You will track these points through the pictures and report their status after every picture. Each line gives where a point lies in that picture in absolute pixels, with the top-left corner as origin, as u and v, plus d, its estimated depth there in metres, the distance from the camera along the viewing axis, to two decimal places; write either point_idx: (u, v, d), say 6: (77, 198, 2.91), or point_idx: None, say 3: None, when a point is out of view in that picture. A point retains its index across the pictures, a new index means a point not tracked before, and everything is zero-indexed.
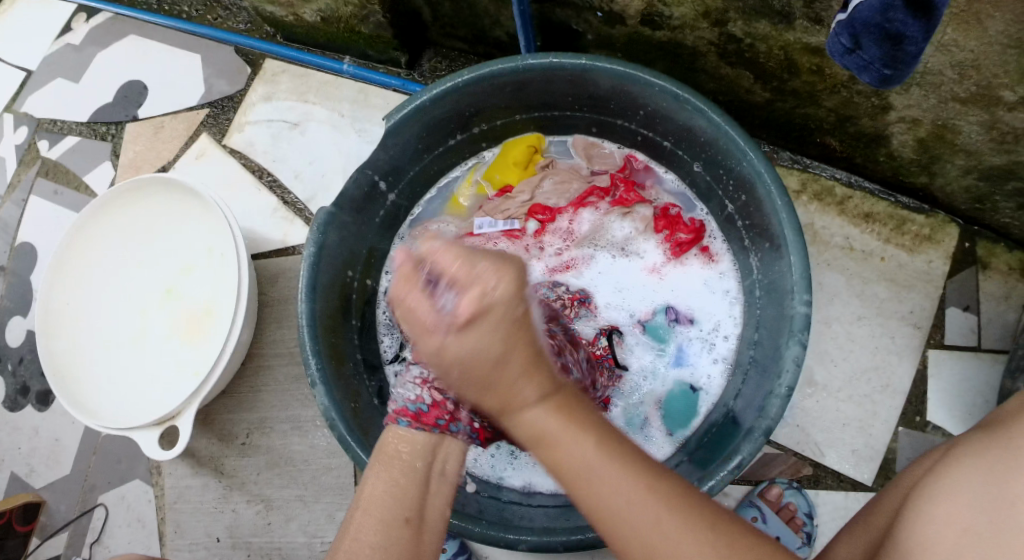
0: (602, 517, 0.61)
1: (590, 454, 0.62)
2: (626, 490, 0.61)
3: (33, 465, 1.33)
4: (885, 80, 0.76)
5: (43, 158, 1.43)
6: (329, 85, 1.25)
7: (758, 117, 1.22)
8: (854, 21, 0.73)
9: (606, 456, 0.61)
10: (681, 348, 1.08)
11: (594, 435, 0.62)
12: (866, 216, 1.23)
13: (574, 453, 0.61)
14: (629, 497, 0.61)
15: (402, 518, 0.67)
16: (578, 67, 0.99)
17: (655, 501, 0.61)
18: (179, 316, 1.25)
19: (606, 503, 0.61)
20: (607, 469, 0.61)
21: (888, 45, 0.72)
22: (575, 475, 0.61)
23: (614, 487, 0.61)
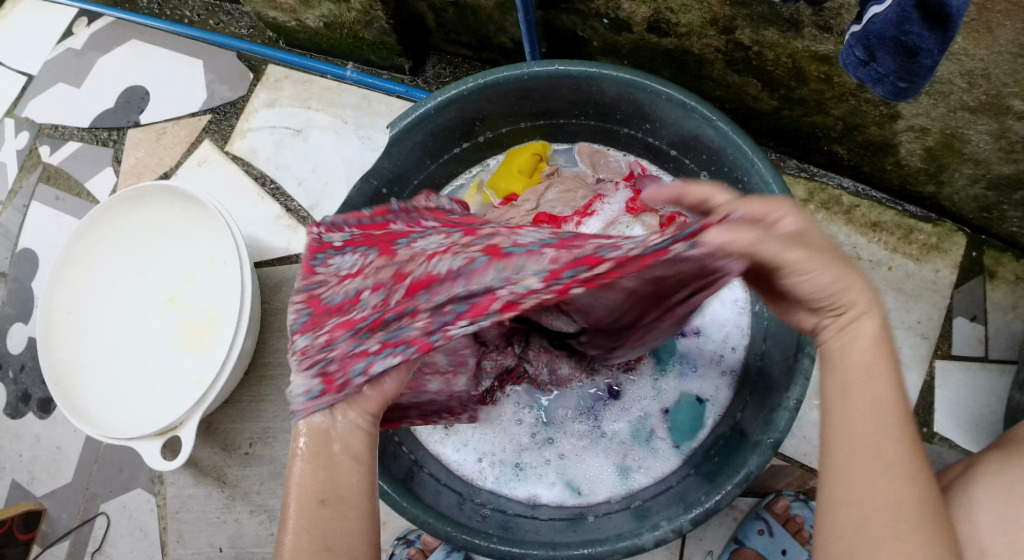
0: (856, 484, 0.59)
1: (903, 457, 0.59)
2: (896, 463, 0.59)
3: (34, 473, 1.32)
4: (899, 92, 0.75)
5: (44, 164, 1.42)
6: (332, 91, 1.24)
7: (765, 124, 1.21)
8: (869, 34, 0.72)
9: (871, 420, 0.61)
10: (688, 359, 1.07)
11: (884, 409, 0.61)
12: (873, 225, 1.23)
13: (852, 412, 0.61)
14: (881, 480, 0.58)
15: (319, 497, 0.63)
16: (585, 75, 0.98)
17: (894, 495, 0.57)
18: (182, 324, 1.24)
19: (874, 445, 0.60)
20: (850, 407, 0.62)
21: (903, 58, 0.71)
22: (849, 437, 0.61)
23: (847, 418, 0.61)
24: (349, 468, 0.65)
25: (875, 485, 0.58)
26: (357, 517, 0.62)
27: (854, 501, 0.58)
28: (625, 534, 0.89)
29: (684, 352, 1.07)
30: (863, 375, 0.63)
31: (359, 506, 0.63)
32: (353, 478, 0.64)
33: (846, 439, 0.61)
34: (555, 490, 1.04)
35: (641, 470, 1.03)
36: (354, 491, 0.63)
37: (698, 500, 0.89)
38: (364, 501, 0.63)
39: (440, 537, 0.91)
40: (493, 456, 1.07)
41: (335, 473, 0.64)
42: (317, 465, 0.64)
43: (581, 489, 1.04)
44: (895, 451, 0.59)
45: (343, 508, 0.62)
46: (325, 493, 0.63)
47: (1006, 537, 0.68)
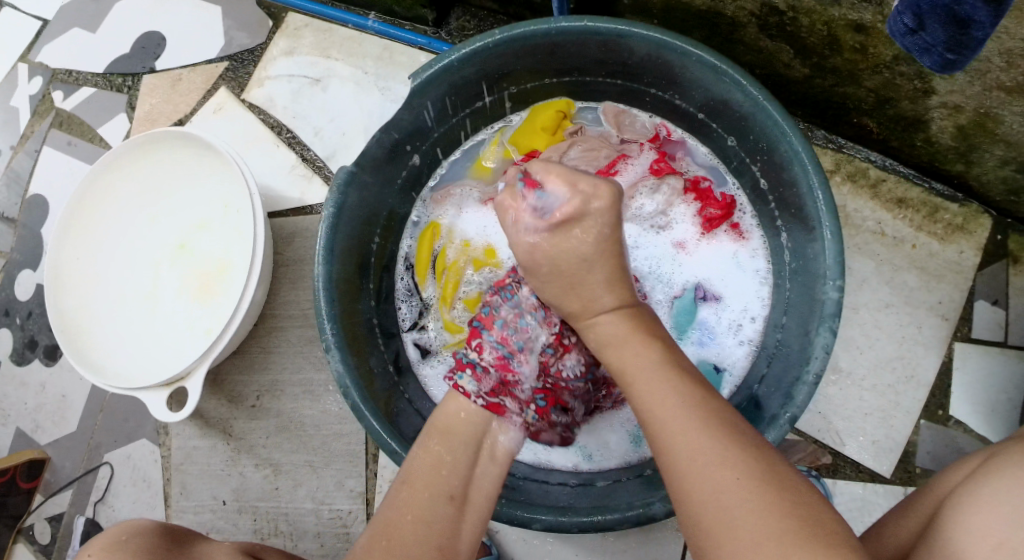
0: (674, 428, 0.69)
1: (739, 500, 0.64)
2: (739, 485, 0.65)
3: (39, 421, 1.31)
4: (946, 64, 0.75)
5: (58, 109, 1.40)
6: (352, 41, 1.21)
7: (793, 93, 1.18)
8: (920, 1, 0.71)
9: (710, 432, 0.68)
10: (706, 327, 1.05)
11: (721, 483, 0.65)
12: (899, 201, 1.20)
13: (687, 445, 0.68)
14: (712, 477, 0.66)
15: (447, 495, 0.78)
16: (614, 32, 0.95)
17: (746, 494, 0.65)
18: (191, 274, 1.22)
19: (720, 454, 0.67)
20: (695, 439, 0.68)
21: (954, 29, 0.70)
22: (684, 464, 0.67)
23: (668, 404, 0.71)
24: (480, 476, 0.81)
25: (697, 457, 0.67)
26: (472, 520, 0.78)
27: (709, 507, 0.65)
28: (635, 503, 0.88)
29: (706, 321, 1.05)
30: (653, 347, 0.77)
31: (475, 512, 0.79)
32: (474, 484, 0.80)
33: (686, 469, 0.67)
34: (568, 454, 1.03)
35: None
36: (475, 499, 0.80)
37: None
38: (482, 506, 0.80)
39: None
40: None
41: (442, 470, 0.80)
42: (454, 446, 0.82)
43: (592, 454, 1.03)
44: (740, 477, 0.65)
45: (462, 509, 0.78)
46: (453, 492, 0.78)
47: (1023, 528, 0.69)
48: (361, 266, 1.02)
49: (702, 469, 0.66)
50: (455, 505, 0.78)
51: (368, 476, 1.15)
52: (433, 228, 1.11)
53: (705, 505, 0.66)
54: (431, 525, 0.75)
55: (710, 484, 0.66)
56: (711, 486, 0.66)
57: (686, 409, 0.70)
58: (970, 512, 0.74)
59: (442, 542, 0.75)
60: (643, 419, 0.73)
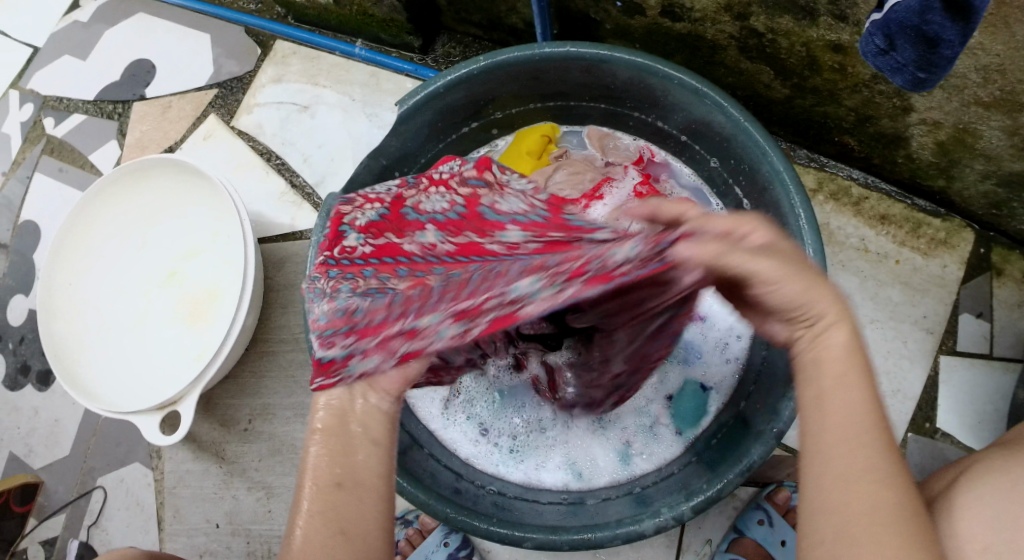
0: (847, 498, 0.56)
1: (885, 497, 0.56)
2: (868, 480, 0.56)
3: (32, 446, 1.32)
4: (918, 83, 0.76)
5: (48, 136, 1.41)
6: (340, 68, 1.23)
7: (775, 113, 1.19)
8: (890, 22, 0.72)
9: (853, 424, 0.58)
10: (691, 347, 1.06)
11: (872, 481, 0.56)
12: (882, 217, 1.21)
13: (853, 452, 0.57)
14: (852, 478, 0.56)
15: (335, 481, 0.63)
16: (597, 57, 0.97)
17: (888, 495, 0.56)
18: (183, 299, 1.23)
19: (854, 451, 0.57)
20: (842, 443, 0.58)
21: (924, 48, 0.71)
22: (838, 458, 0.58)
23: (857, 462, 0.57)
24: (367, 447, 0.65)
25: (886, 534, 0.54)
26: (375, 500, 0.63)
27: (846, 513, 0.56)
28: (626, 520, 0.89)
29: (692, 340, 1.06)
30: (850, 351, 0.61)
31: (374, 496, 0.63)
32: (367, 460, 0.64)
33: (841, 466, 0.57)
34: (558, 473, 1.04)
35: (642, 456, 1.03)
36: (366, 477, 0.63)
37: (699, 488, 0.89)
38: (380, 481, 0.64)
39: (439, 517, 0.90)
40: (490, 436, 1.06)
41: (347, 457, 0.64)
42: (339, 441, 0.65)
43: (582, 473, 1.03)
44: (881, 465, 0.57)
45: (357, 493, 0.63)
46: (341, 476, 0.63)
47: (1009, 533, 0.70)
48: None
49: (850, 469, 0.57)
50: (345, 490, 0.63)
51: None
52: None
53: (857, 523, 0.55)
54: (336, 509, 0.62)
55: (851, 479, 0.57)
56: (845, 503, 0.56)
57: (871, 419, 0.58)
58: (954, 518, 0.73)
59: (353, 530, 0.62)
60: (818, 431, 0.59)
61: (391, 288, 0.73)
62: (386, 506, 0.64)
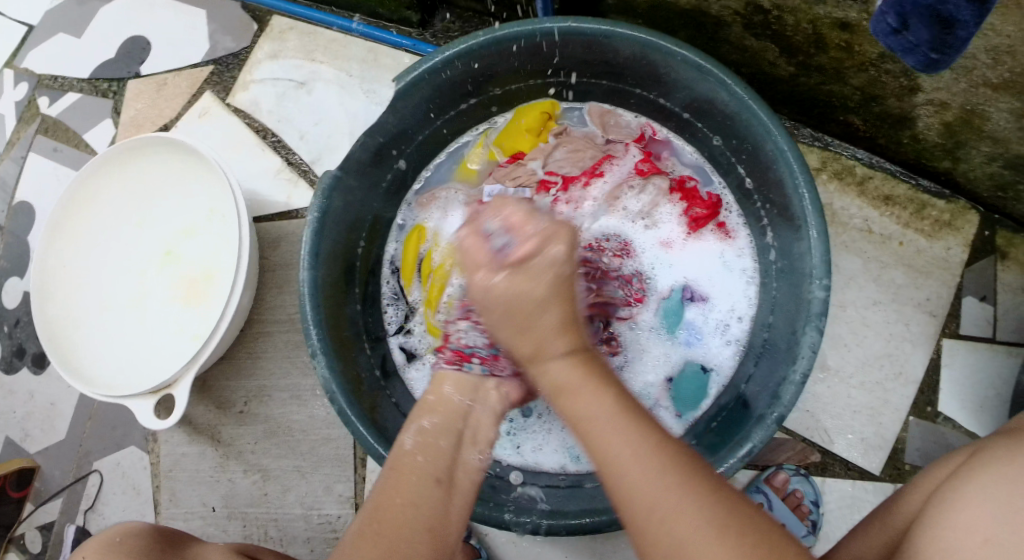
0: (662, 518, 0.65)
1: (648, 483, 0.67)
2: (667, 495, 0.66)
3: (28, 430, 1.31)
4: (931, 64, 0.74)
5: (43, 115, 1.39)
6: (337, 44, 1.21)
7: (779, 92, 1.18)
8: (904, 0, 0.70)
9: (619, 424, 0.70)
10: (693, 327, 1.05)
11: (669, 479, 0.66)
12: (886, 199, 1.20)
13: (624, 449, 0.69)
14: (655, 483, 0.66)
15: (434, 479, 0.76)
16: (598, 33, 0.95)
17: (667, 497, 0.66)
18: (178, 280, 1.22)
19: (630, 476, 0.68)
20: (613, 425, 0.70)
21: (938, 28, 0.70)
22: (614, 469, 0.68)
23: (596, 413, 0.71)
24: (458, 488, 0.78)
25: (635, 476, 0.67)
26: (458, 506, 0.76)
27: (652, 507, 0.66)
28: None
29: (694, 320, 1.05)
30: (558, 290, 0.75)
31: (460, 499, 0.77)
32: (460, 466, 0.79)
33: (624, 478, 0.68)
34: (557, 455, 1.03)
35: None
36: (460, 484, 0.78)
37: None
38: (469, 489, 0.78)
39: None
40: None
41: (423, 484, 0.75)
42: (432, 450, 0.78)
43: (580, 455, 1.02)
44: (681, 485, 0.66)
45: (449, 491, 0.76)
46: (441, 475, 0.77)
47: (1010, 526, 0.68)
48: (348, 269, 1.02)
49: (642, 485, 0.67)
50: (443, 487, 0.76)
51: (359, 480, 1.14)
52: (418, 232, 1.11)
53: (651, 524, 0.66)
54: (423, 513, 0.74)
55: (630, 477, 0.67)
56: (636, 495, 0.67)
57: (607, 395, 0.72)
58: (956, 509, 0.72)
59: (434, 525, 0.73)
60: (572, 422, 0.73)
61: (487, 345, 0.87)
62: (464, 510, 0.77)
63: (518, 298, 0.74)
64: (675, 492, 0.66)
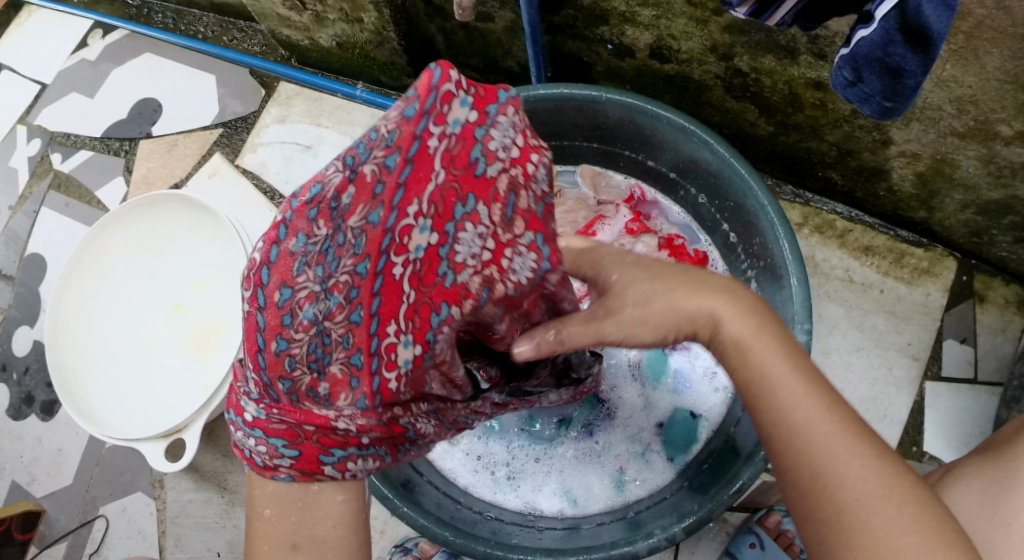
0: (825, 468, 0.59)
1: (849, 466, 0.58)
2: (862, 475, 0.58)
3: (35, 474, 1.34)
4: (885, 112, 0.79)
5: (55, 171, 1.45)
6: (341, 109, 1.28)
7: (761, 150, 1.24)
8: (856, 55, 0.75)
9: (809, 397, 0.62)
10: (680, 375, 1.10)
11: (878, 480, 0.58)
12: (866, 249, 1.25)
13: (822, 424, 0.60)
14: (850, 463, 0.58)
15: (297, 542, 0.70)
16: (589, 98, 1.01)
17: (867, 479, 0.58)
18: (188, 331, 1.26)
19: (826, 458, 0.59)
20: (808, 404, 0.61)
21: (888, 78, 0.74)
22: (803, 442, 0.60)
23: (798, 401, 0.61)
24: (322, 509, 0.71)
25: (835, 448, 0.59)
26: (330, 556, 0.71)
27: (856, 503, 0.57)
28: (621, 542, 0.92)
29: (680, 368, 1.10)
30: (754, 326, 0.65)
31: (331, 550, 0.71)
32: (325, 515, 0.71)
33: (818, 454, 0.59)
34: (555, 500, 1.07)
35: (636, 482, 1.06)
36: (326, 535, 0.71)
37: (691, 510, 0.92)
38: (340, 540, 0.71)
39: (439, 541, 0.93)
40: (488, 465, 1.09)
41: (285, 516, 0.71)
42: (296, 503, 0.71)
43: (578, 499, 1.06)
44: (869, 452, 0.59)
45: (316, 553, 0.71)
46: (298, 536, 0.71)
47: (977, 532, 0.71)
48: None
49: (837, 456, 0.59)
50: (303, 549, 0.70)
51: None
52: None
53: (834, 513, 0.58)
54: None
55: (832, 456, 0.59)
56: (840, 477, 0.58)
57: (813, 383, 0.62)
58: None
59: None
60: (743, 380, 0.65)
61: (365, 254, 0.63)
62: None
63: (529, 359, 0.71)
64: (892, 494, 0.57)
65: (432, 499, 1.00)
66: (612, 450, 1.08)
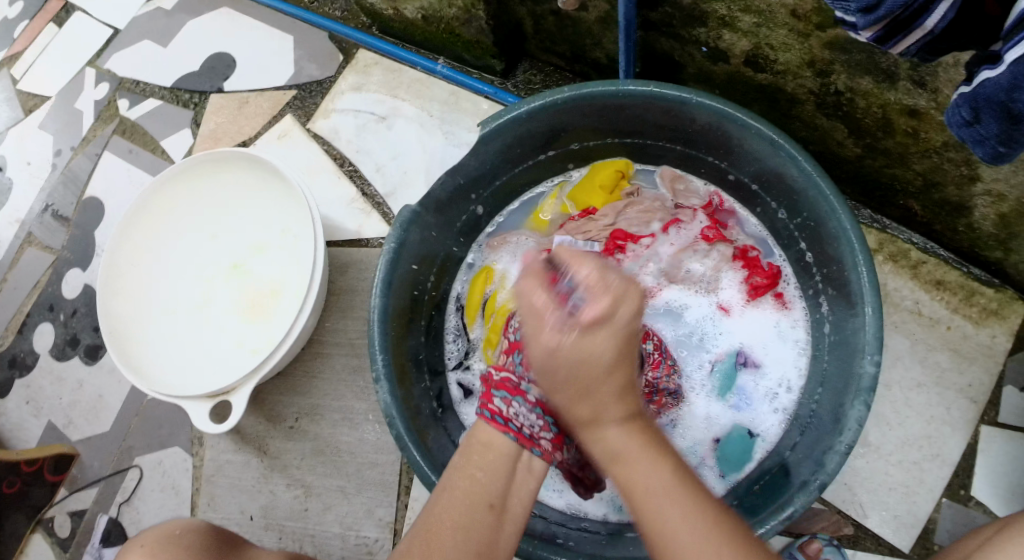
0: (653, 493, 0.71)
1: (676, 512, 0.70)
2: (688, 523, 0.70)
3: (71, 417, 1.35)
4: (997, 156, 0.75)
5: (121, 116, 1.45)
6: (420, 83, 1.25)
7: (845, 171, 1.21)
8: (978, 96, 0.72)
9: (676, 493, 0.71)
10: (744, 391, 1.08)
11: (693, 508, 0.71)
12: (937, 283, 1.22)
13: (655, 476, 0.72)
14: (678, 511, 0.70)
15: (486, 503, 0.76)
16: (679, 99, 0.98)
17: (697, 525, 0.70)
18: (244, 292, 1.26)
19: (666, 509, 0.71)
20: (674, 495, 0.71)
21: (1007, 123, 0.71)
22: (642, 488, 0.72)
23: (654, 478, 0.72)
24: (516, 483, 0.79)
25: (681, 535, 0.70)
26: (508, 528, 0.76)
27: (666, 524, 0.70)
28: None
29: (744, 385, 1.08)
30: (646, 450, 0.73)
31: (510, 523, 0.77)
32: (515, 490, 0.78)
33: (656, 503, 0.71)
34: (601, 504, 1.05)
35: None
36: (512, 507, 0.77)
37: None
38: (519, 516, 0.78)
39: None
40: None
41: (481, 478, 0.77)
42: (493, 464, 0.79)
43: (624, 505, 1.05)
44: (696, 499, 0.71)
45: (500, 517, 0.76)
46: (490, 500, 0.76)
47: None
48: (415, 302, 1.05)
49: (672, 522, 0.70)
50: (494, 514, 0.76)
51: (400, 507, 1.16)
52: (486, 272, 1.14)
53: (653, 528, 0.71)
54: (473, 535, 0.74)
55: (666, 512, 0.71)
56: (679, 538, 0.70)
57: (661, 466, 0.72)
58: None
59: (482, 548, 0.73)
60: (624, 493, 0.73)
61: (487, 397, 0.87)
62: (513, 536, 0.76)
63: (587, 358, 0.69)
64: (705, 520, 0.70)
65: None
66: None
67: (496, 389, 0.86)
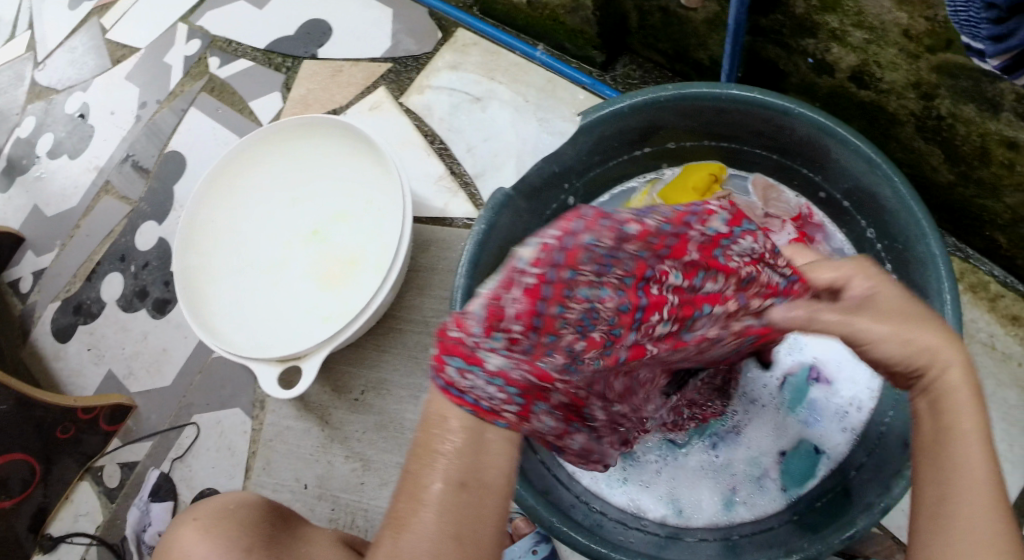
0: (950, 463, 0.64)
1: (975, 494, 0.62)
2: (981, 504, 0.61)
3: (132, 369, 1.38)
4: None
5: (211, 75, 1.47)
6: (518, 67, 1.27)
7: (934, 197, 1.20)
8: None
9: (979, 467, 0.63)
10: (813, 407, 1.07)
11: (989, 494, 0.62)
12: (1014, 319, 1.20)
13: (971, 450, 0.64)
14: (970, 486, 0.63)
15: (460, 482, 0.65)
16: (782, 109, 0.98)
17: (983, 511, 0.61)
18: (321, 258, 1.27)
19: (965, 485, 0.63)
20: (974, 471, 0.63)
21: None
22: (956, 459, 0.64)
23: (965, 445, 0.64)
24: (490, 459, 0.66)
25: (974, 512, 0.62)
26: (491, 508, 0.65)
27: (948, 505, 0.63)
28: None
29: (815, 401, 1.07)
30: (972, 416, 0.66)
31: (492, 513, 0.65)
32: (486, 466, 0.66)
33: (959, 472, 0.63)
34: (661, 506, 1.06)
35: (746, 505, 1.04)
36: (492, 484, 0.66)
37: (801, 547, 0.90)
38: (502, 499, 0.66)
39: (545, 524, 0.92)
40: None
41: (471, 458, 0.66)
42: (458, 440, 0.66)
43: (684, 509, 1.06)
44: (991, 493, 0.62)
45: (481, 497, 0.65)
46: (467, 478, 0.65)
47: None
48: None
49: (969, 499, 0.62)
50: (470, 494, 0.65)
51: None
52: None
53: (933, 502, 0.64)
54: (453, 512, 0.64)
55: (966, 485, 0.63)
56: (967, 506, 0.62)
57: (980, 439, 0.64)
58: None
59: (460, 533, 0.64)
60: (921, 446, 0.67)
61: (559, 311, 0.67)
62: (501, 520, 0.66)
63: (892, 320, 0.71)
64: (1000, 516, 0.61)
65: (543, 478, 1.00)
66: (730, 469, 1.07)
67: (448, 352, 0.66)
